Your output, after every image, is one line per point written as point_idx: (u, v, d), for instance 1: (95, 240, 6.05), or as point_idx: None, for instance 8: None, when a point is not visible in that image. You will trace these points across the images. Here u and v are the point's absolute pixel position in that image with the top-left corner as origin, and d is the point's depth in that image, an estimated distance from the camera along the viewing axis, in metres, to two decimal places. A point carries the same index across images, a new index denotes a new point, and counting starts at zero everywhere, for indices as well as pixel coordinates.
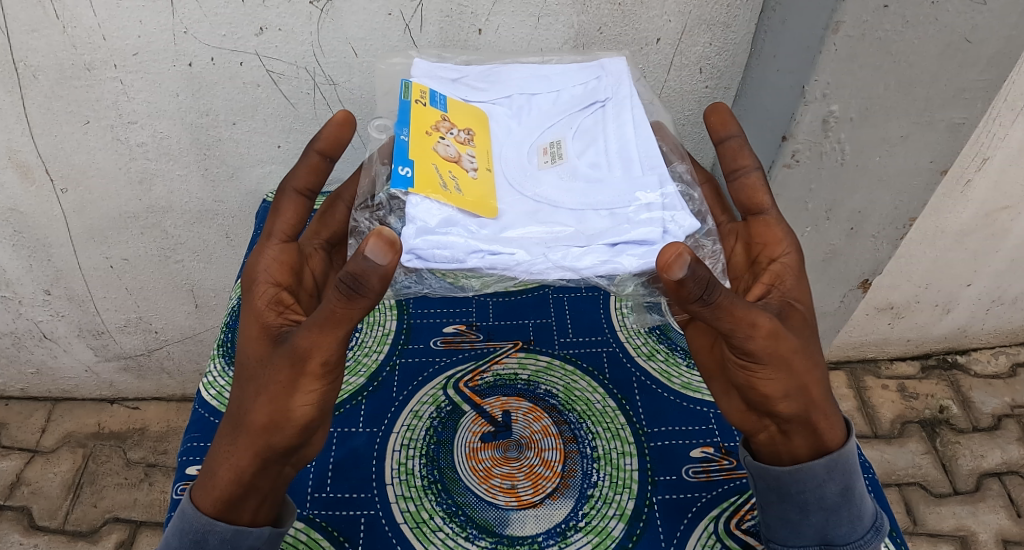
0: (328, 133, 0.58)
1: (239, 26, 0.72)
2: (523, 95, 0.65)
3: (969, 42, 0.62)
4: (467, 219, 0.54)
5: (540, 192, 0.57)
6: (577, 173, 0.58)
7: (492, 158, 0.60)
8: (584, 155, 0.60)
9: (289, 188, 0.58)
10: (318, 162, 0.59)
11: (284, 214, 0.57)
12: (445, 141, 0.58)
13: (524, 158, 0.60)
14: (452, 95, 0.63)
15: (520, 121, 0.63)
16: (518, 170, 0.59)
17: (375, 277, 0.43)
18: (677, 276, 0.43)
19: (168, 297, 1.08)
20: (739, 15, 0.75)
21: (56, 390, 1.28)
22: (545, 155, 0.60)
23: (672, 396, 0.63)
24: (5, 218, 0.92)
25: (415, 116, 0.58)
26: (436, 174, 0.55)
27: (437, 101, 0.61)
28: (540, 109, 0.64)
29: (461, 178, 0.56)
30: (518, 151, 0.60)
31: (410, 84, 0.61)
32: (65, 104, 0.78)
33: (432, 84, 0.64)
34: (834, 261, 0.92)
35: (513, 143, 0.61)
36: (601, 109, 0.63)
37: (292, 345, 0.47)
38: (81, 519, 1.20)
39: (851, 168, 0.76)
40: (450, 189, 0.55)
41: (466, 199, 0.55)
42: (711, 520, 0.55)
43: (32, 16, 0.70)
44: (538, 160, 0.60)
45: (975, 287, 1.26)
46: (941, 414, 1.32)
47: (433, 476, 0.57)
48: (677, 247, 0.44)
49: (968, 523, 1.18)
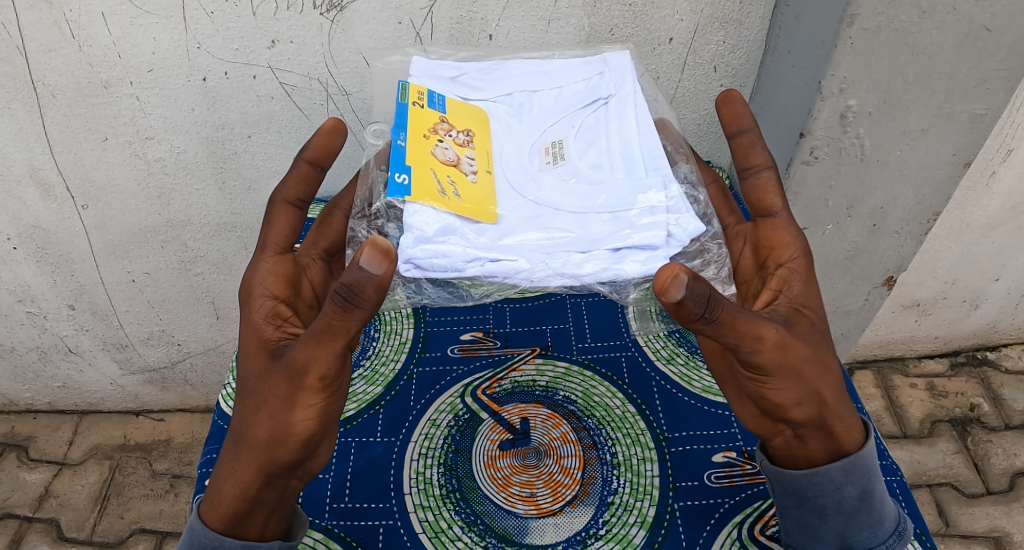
0: (317, 142, 0.58)
1: (250, 40, 0.73)
2: (525, 92, 0.64)
3: (989, 30, 0.62)
4: (465, 226, 0.54)
5: (540, 194, 0.57)
6: (579, 174, 0.58)
7: (492, 160, 0.59)
8: (586, 156, 0.59)
9: (279, 199, 0.58)
10: (308, 171, 0.59)
11: (277, 225, 0.57)
12: (443, 144, 0.58)
13: (525, 160, 0.59)
14: (450, 94, 0.63)
15: (520, 119, 0.62)
16: (519, 173, 0.58)
17: (370, 288, 0.43)
18: (675, 299, 0.42)
19: (190, 310, 1.09)
20: (752, 11, 0.74)
21: (82, 403, 1.31)
22: (546, 156, 0.59)
23: (693, 400, 0.62)
24: (29, 235, 0.94)
25: (413, 120, 0.58)
26: (434, 180, 0.55)
27: (435, 102, 0.61)
28: (540, 106, 0.63)
29: (460, 183, 0.56)
30: (518, 151, 0.60)
31: (409, 85, 0.61)
32: (83, 122, 0.80)
33: (432, 84, 0.64)
34: (857, 259, 0.90)
35: (514, 143, 0.60)
36: (602, 106, 0.62)
37: (290, 359, 0.47)
38: (109, 530, 1.21)
39: (871, 163, 0.75)
40: (449, 195, 0.54)
41: (464, 206, 0.54)
42: (735, 526, 0.53)
43: (48, 36, 0.71)
44: (540, 161, 0.59)
45: (1003, 282, 1.23)
46: (972, 412, 1.28)
47: (451, 485, 0.57)
48: (673, 267, 0.42)
49: (1001, 524, 1.15)
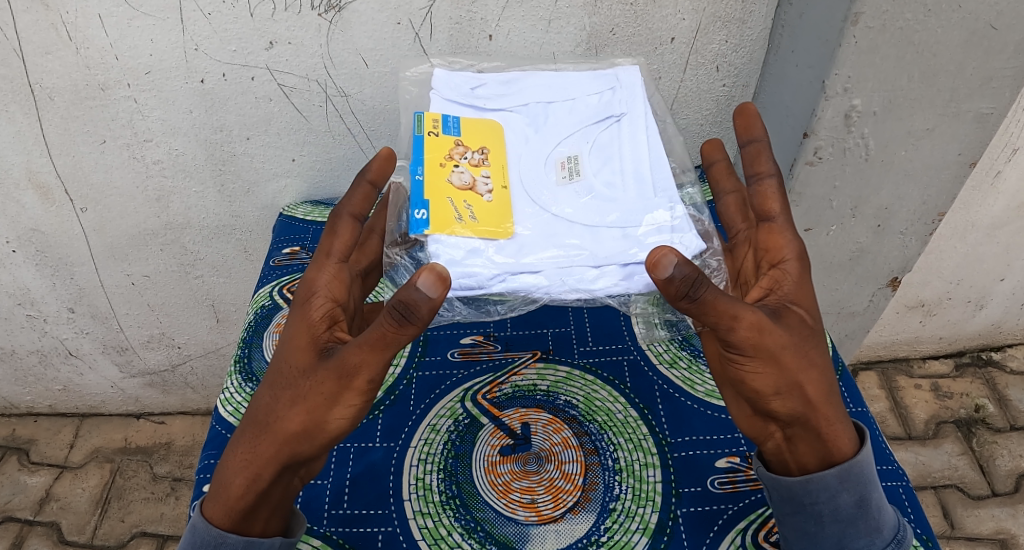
0: (375, 166, 0.59)
1: (248, 41, 0.72)
2: (540, 103, 0.64)
3: (995, 28, 0.61)
4: (489, 247, 0.53)
5: (558, 208, 0.56)
6: (595, 190, 0.57)
7: (510, 174, 0.58)
8: (601, 171, 0.58)
9: (346, 212, 0.57)
10: (368, 192, 0.58)
11: (342, 235, 0.56)
12: (460, 168, 0.58)
13: (543, 174, 0.58)
14: (464, 115, 0.62)
15: (536, 132, 0.62)
16: (536, 184, 0.57)
17: (426, 307, 0.44)
18: (663, 275, 0.45)
19: (190, 313, 1.08)
20: (756, 10, 0.73)
21: (83, 406, 1.31)
22: (562, 170, 0.58)
23: (695, 404, 0.62)
24: (27, 239, 0.93)
25: (428, 153, 0.58)
26: (452, 209, 0.55)
27: (450, 127, 0.61)
28: (556, 117, 0.62)
29: (479, 205, 0.55)
30: (536, 163, 0.59)
31: (422, 114, 0.61)
32: (81, 124, 0.79)
33: (445, 104, 0.63)
34: (862, 259, 0.89)
35: (531, 155, 0.59)
36: (616, 121, 0.61)
37: (341, 359, 0.47)
38: (110, 533, 1.20)
39: (876, 163, 0.74)
40: (471, 222, 0.54)
41: (485, 228, 0.54)
42: (738, 533, 0.53)
43: (45, 38, 0.71)
44: (557, 175, 0.58)
45: (1009, 281, 1.22)
46: (977, 414, 1.27)
47: (451, 491, 0.56)
48: (664, 248, 0.46)
49: (1007, 526, 1.13)
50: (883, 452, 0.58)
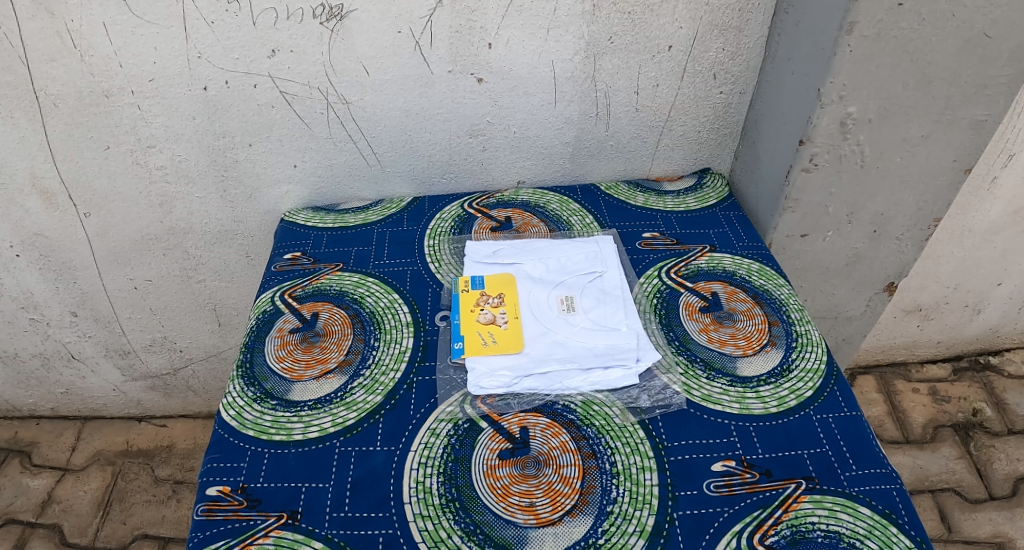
0: None
1: (251, 49, 0.73)
2: (547, 247, 0.79)
3: (989, 37, 0.62)
4: (509, 351, 0.67)
5: (562, 333, 0.69)
6: (588, 319, 0.70)
7: (523, 306, 0.72)
8: (594, 309, 0.71)
9: None
10: None
11: None
12: (487, 305, 0.72)
13: (550, 296, 0.73)
14: (489, 249, 0.79)
15: (544, 261, 0.77)
16: (543, 322, 0.70)
17: None
18: None
19: (191, 316, 1.09)
20: (752, 19, 0.75)
21: (85, 409, 1.32)
22: (563, 304, 0.72)
23: (693, 409, 0.62)
24: (31, 243, 0.94)
25: (464, 294, 0.73)
26: (481, 336, 0.68)
27: (478, 271, 0.76)
28: (559, 270, 0.76)
29: (499, 332, 0.69)
30: (544, 312, 0.71)
31: (456, 278, 0.76)
32: (85, 131, 0.80)
33: (474, 250, 0.79)
34: (858, 265, 0.89)
35: (540, 298, 0.73)
36: (598, 279, 0.74)
37: None
38: (111, 536, 1.20)
39: (872, 170, 0.75)
40: (495, 346, 0.67)
41: (504, 348, 0.67)
42: (734, 536, 0.53)
43: (50, 46, 0.72)
44: (559, 308, 0.72)
45: (1006, 286, 1.23)
46: (975, 417, 1.28)
47: (451, 494, 0.56)
48: None
49: (1004, 529, 1.12)
50: (875, 455, 0.58)
